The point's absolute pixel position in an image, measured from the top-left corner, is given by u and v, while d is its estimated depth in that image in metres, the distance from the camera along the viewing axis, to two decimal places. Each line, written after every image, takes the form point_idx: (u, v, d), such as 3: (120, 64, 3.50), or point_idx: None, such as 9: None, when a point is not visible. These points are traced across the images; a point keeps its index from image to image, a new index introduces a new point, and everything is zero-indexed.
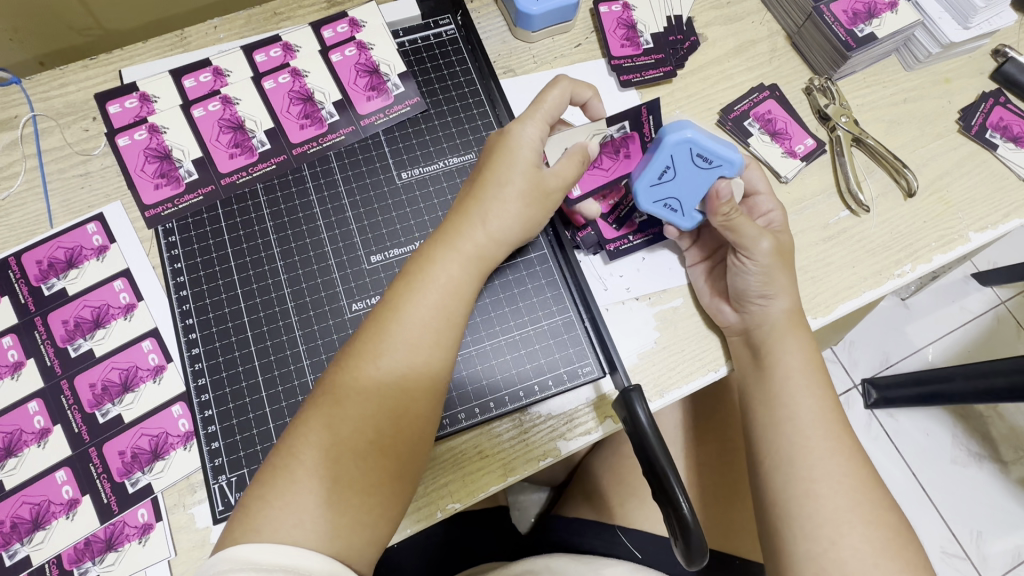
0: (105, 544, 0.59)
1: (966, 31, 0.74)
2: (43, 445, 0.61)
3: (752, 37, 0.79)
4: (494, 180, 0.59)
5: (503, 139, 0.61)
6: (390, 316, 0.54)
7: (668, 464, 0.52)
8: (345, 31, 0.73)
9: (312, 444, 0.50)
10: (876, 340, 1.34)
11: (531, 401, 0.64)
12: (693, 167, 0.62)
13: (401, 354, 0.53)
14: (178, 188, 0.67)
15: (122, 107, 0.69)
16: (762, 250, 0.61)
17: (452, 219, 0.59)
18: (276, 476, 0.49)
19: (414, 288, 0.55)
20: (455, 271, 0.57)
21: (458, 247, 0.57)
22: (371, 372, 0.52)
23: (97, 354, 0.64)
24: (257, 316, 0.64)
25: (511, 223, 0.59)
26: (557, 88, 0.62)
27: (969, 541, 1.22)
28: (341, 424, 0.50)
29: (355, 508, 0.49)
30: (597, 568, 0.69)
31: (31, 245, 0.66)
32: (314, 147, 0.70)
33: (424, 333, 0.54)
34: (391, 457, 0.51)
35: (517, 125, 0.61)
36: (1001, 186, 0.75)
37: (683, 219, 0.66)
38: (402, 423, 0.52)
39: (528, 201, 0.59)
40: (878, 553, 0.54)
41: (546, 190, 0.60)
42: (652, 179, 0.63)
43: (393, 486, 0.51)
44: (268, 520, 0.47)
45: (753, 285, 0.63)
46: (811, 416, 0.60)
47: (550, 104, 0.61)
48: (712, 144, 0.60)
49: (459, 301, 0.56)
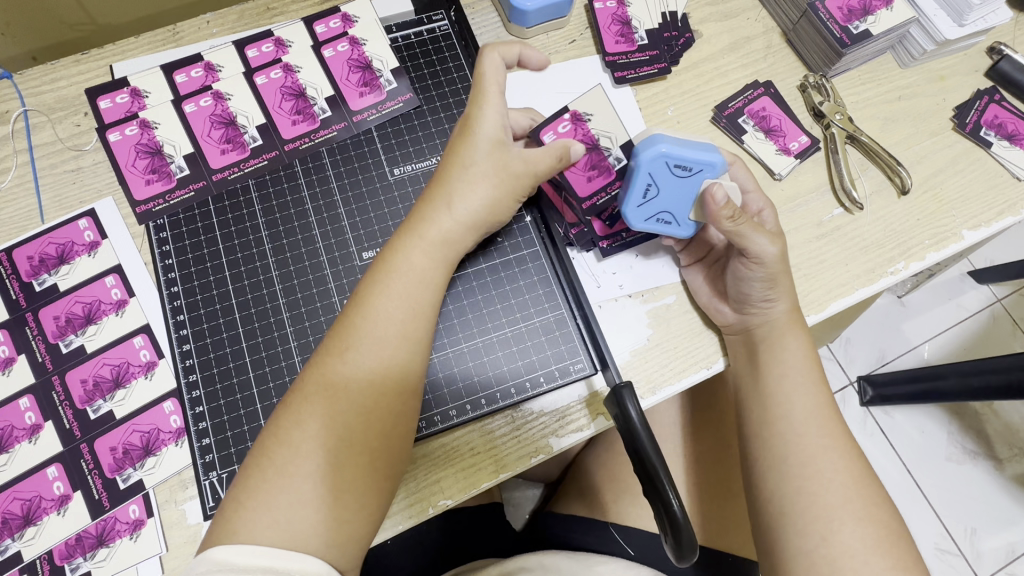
0: (95, 540, 0.59)
1: (961, 28, 0.74)
2: (34, 441, 0.61)
3: (748, 34, 0.79)
4: (459, 165, 0.59)
5: (463, 123, 0.60)
6: (357, 309, 0.54)
7: (660, 462, 0.52)
8: (337, 26, 0.72)
9: (287, 443, 0.50)
10: (872, 337, 1.34)
11: (524, 398, 0.64)
12: (674, 178, 0.62)
13: (369, 347, 0.53)
14: (169, 184, 0.67)
15: (113, 102, 0.69)
16: (770, 257, 0.60)
17: (419, 208, 0.59)
18: (252, 475, 0.49)
19: (381, 280, 0.55)
20: (420, 260, 0.56)
21: (423, 234, 0.57)
22: (341, 366, 0.52)
23: (89, 349, 0.63)
24: (234, 310, 0.64)
25: (477, 205, 0.59)
26: (492, 57, 0.60)
27: (963, 537, 1.22)
28: (312, 420, 0.50)
29: (328, 505, 0.49)
30: (591, 565, 0.69)
31: (23, 240, 0.66)
32: (306, 143, 0.69)
33: (389, 322, 0.54)
34: (363, 452, 0.51)
35: (474, 107, 0.60)
36: (995, 184, 0.75)
37: (680, 229, 0.65)
38: (374, 418, 0.51)
39: (496, 182, 0.59)
40: (872, 550, 0.54)
41: (514, 172, 0.59)
42: (637, 200, 0.63)
43: (369, 481, 0.51)
44: (244, 520, 0.47)
45: (757, 291, 0.62)
46: (804, 412, 0.60)
47: (493, 75, 0.60)
48: (686, 152, 0.61)
49: (427, 289, 0.56)
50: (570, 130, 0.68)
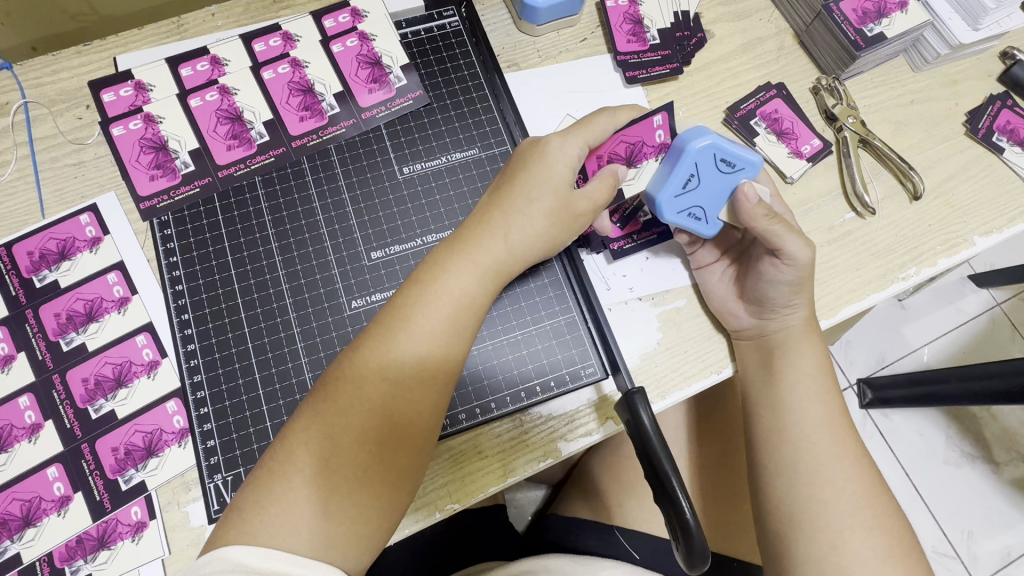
0: (97, 542, 0.58)
1: (975, 33, 0.73)
2: (34, 440, 0.59)
3: (759, 35, 0.78)
4: (520, 191, 0.58)
5: (539, 152, 0.60)
6: (399, 324, 0.53)
7: (674, 472, 0.51)
8: (346, 21, 0.71)
9: (312, 452, 0.49)
10: (874, 340, 1.34)
11: (533, 402, 0.63)
12: (716, 172, 0.60)
13: (406, 367, 0.52)
14: (174, 179, 0.66)
15: (116, 95, 0.67)
16: (803, 259, 0.59)
17: (472, 228, 0.58)
18: (272, 480, 0.48)
19: (423, 298, 0.54)
20: (469, 283, 0.55)
21: (475, 258, 0.56)
22: (376, 381, 0.51)
23: (90, 348, 0.62)
24: (255, 315, 0.63)
25: (533, 236, 0.58)
26: (602, 116, 0.61)
27: (959, 539, 1.23)
28: (343, 433, 0.49)
29: (350, 517, 0.48)
30: (596, 569, 0.67)
31: (22, 235, 0.64)
32: (314, 140, 0.68)
33: (433, 346, 0.53)
34: (389, 469, 0.50)
35: (552, 143, 0.60)
36: (1006, 190, 0.74)
37: (708, 227, 0.63)
38: (405, 437, 0.51)
39: (556, 218, 0.58)
40: (881, 560, 0.55)
41: (575, 212, 0.59)
42: (676, 188, 0.61)
43: (392, 499, 0.50)
44: (264, 525, 0.46)
45: (782, 295, 0.61)
46: (817, 420, 0.60)
47: (595, 127, 0.60)
48: (734, 148, 0.59)
49: (469, 314, 0.55)
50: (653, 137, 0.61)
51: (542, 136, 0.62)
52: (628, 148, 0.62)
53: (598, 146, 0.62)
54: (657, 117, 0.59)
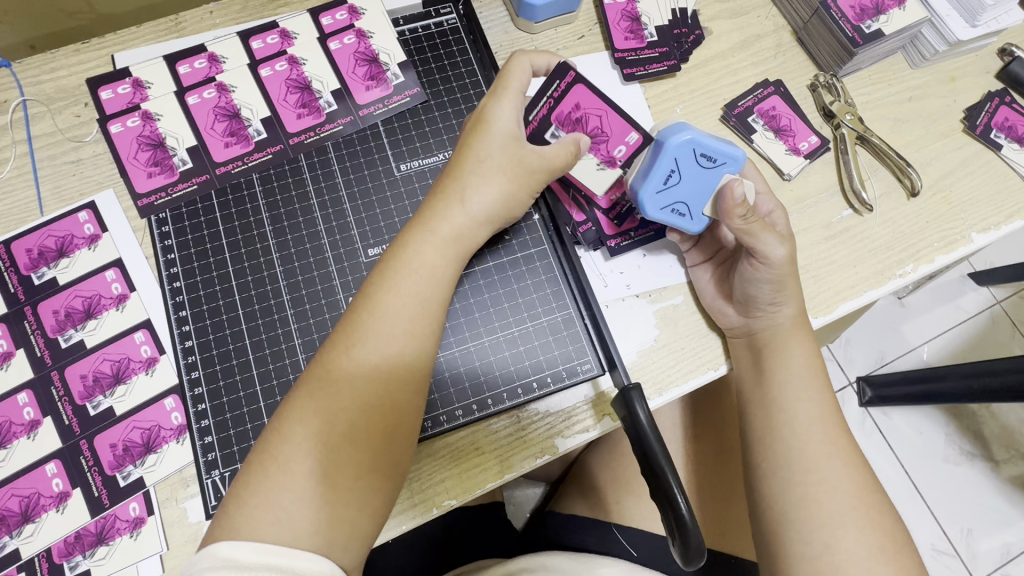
0: (95, 538, 0.58)
1: (974, 29, 0.73)
2: (33, 436, 0.60)
3: (758, 32, 0.78)
4: (473, 158, 0.59)
5: (479, 120, 0.60)
6: (363, 306, 0.53)
7: (668, 464, 0.52)
8: (343, 18, 0.71)
9: (288, 439, 0.49)
10: (873, 338, 1.34)
11: (530, 398, 0.63)
12: (698, 167, 0.61)
13: (375, 344, 0.52)
14: (172, 177, 0.66)
15: (114, 93, 0.68)
16: (778, 258, 0.59)
17: (432, 204, 0.58)
18: (252, 473, 0.48)
19: (389, 276, 0.54)
20: (430, 256, 0.56)
21: (434, 229, 0.57)
22: (345, 365, 0.51)
23: (89, 345, 0.62)
24: (252, 310, 0.63)
25: (490, 199, 0.58)
26: (519, 63, 0.62)
27: (959, 537, 1.23)
28: (316, 417, 0.49)
29: (332, 504, 0.48)
30: (594, 567, 0.67)
31: (22, 232, 0.64)
32: (312, 137, 0.68)
33: (396, 321, 0.53)
34: (366, 451, 0.50)
35: (491, 105, 0.60)
36: (1004, 186, 0.74)
37: (692, 223, 0.63)
38: (378, 416, 0.50)
39: (509, 176, 0.59)
40: (875, 558, 0.54)
41: (528, 167, 0.59)
42: (657, 184, 0.61)
43: (373, 483, 0.50)
44: (247, 518, 0.46)
45: (764, 293, 0.61)
46: (809, 419, 0.59)
47: (520, 79, 0.61)
48: (714, 142, 0.60)
49: (436, 286, 0.55)
50: (614, 144, 0.66)
51: (481, 105, 0.62)
52: (600, 124, 0.66)
53: (588, 103, 0.66)
54: (636, 136, 0.66)
